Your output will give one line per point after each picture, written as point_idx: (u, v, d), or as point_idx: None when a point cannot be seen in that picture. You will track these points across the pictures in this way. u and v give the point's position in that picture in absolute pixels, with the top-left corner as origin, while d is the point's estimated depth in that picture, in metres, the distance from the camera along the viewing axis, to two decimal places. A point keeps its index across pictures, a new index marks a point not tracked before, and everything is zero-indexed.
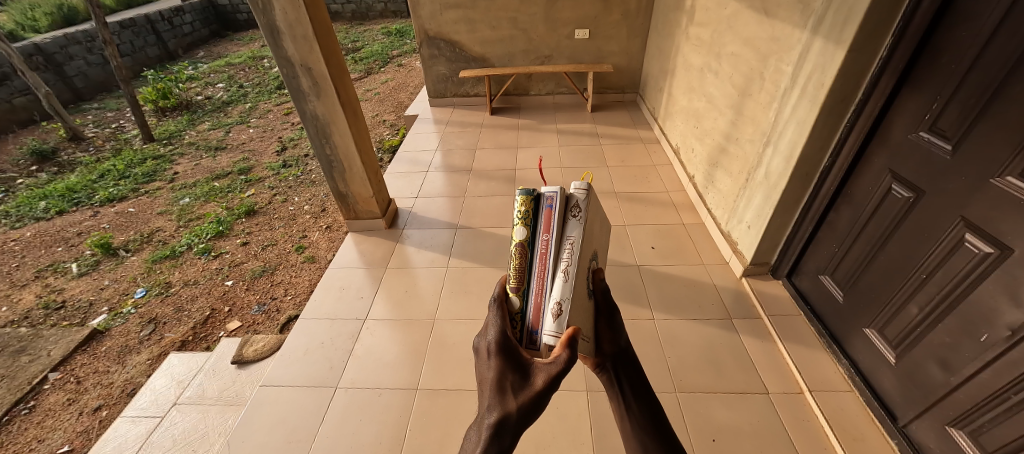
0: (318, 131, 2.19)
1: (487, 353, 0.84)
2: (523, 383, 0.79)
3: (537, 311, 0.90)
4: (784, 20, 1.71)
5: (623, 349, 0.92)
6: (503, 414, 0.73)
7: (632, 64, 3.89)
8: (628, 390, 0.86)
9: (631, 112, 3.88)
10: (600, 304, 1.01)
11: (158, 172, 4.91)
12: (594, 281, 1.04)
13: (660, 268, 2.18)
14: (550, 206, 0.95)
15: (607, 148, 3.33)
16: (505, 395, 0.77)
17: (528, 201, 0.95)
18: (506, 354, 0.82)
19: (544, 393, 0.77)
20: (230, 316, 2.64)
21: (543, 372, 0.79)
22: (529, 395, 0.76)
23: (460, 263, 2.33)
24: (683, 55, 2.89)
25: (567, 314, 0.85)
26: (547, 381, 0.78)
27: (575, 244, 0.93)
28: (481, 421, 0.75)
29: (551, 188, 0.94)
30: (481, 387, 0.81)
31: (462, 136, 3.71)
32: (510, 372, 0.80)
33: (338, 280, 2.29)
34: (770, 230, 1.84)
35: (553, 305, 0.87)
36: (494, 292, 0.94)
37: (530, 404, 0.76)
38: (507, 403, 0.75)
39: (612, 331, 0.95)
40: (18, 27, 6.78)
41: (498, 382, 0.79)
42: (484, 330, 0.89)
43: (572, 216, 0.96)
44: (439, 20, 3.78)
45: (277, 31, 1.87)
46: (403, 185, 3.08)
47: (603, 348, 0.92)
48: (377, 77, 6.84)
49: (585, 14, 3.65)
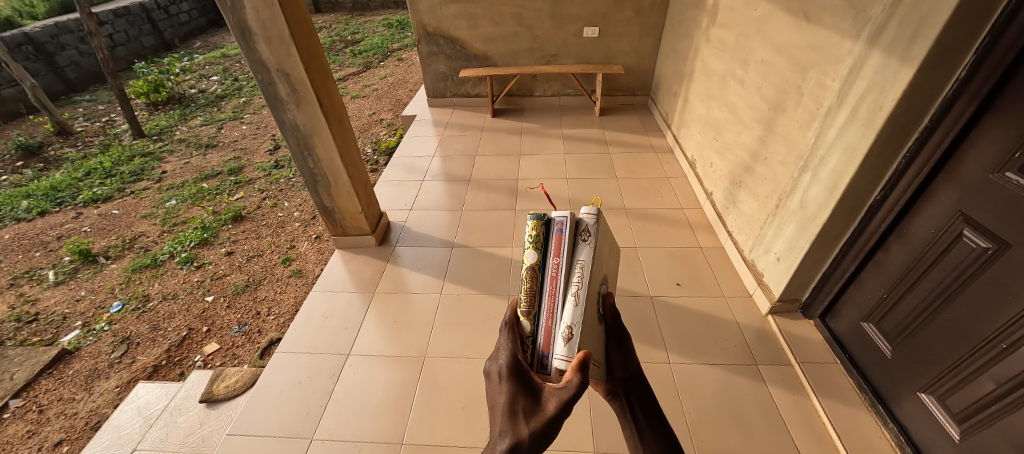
0: (299, 142, 1.96)
1: (499, 377, 0.88)
2: (536, 409, 0.82)
3: (548, 335, 0.94)
4: (829, 28, 1.47)
5: (634, 374, 0.96)
6: (514, 440, 0.77)
7: (644, 65, 3.63)
8: (641, 417, 0.87)
9: (641, 116, 3.64)
10: (611, 327, 1.04)
11: (146, 171, 4.73)
12: (605, 306, 1.09)
13: (676, 302, 1.96)
14: (561, 230, 0.99)
15: (616, 157, 3.10)
16: (517, 420, 0.81)
17: (539, 226, 0.99)
18: (518, 379, 0.87)
19: (555, 418, 0.81)
20: (208, 337, 2.45)
21: (555, 398, 0.83)
22: (540, 422, 0.80)
23: (455, 289, 2.12)
24: (701, 59, 2.63)
25: (577, 339, 0.88)
26: (558, 408, 0.81)
27: (585, 268, 0.97)
28: (494, 446, 0.80)
29: (560, 214, 0.98)
30: (494, 411, 0.86)
31: (462, 140, 3.48)
32: (522, 397, 0.84)
33: (321, 306, 2.09)
34: (803, 266, 1.64)
35: (564, 329, 0.91)
36: (505, 316, 0.98)
37: (541, 429, 0.80)
38: (519, 430, 0.79)
39: (623, 355, 0.98)
40: (15, 13, 6.59)
41: (510, 406, 0.83)
42: (496, 354, 0.93)
43: (582, 241, 1.00)
44: (437, 15, 3.53)
45: (249, 32, 1.63)
46: (396, 195, 2.85)
47: (615, 373, 0.96)
48: (376, 72, 6.64)
49: (594, 11, 3.39)
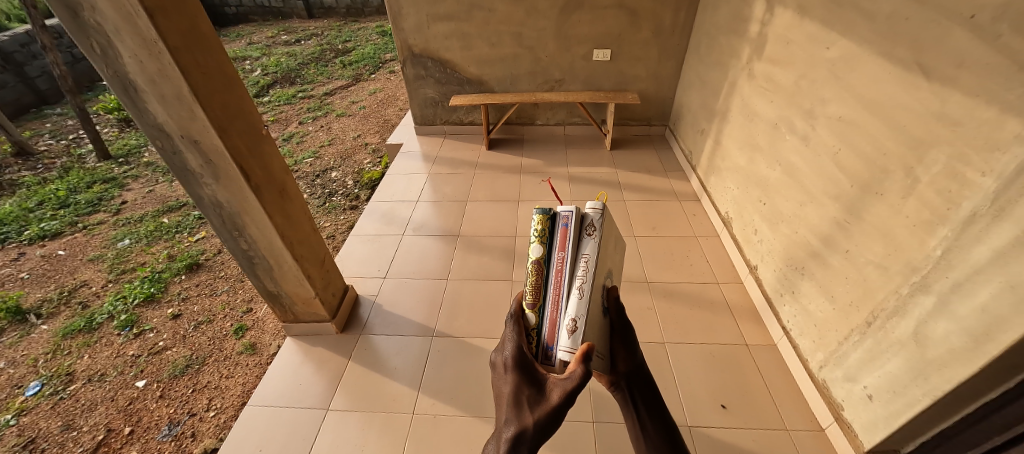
0: (225, 222, 1.48)
1: (506, 368, 0.93)
2: (540, 399, 0.88)
3: (553, 328, 0.97)
4: (974, 95, 0.99)
5: (637, 368, 1.02)
6: (521, 428, 0.83)
7: (662, 92, 3.15)
8: (642, 410, 0.96)
9: (658, 151, 3.17)
10: (615, 323, 1.08)
11: (104, 200, 4.27)
12: (608, 299, 1.11)
13: (723, 437, 1.47)
14: (566, 225, 1.01)
15: (633, 207, 2.61)
16: (523, 409, 0.86)
17: (545, 220, 1.02)
18: (523, 370, 0.91)
19: (559, 407, 0.86)
20: (130, 443, 1.98)
21: (558, 388, 0.87)
22: (544, 410, 0.86)
23: (432, 403, 1.65)
24: (740, 97, 2.15)
25: (581, 330, 0.92)
26: (561, 397, 0.86)
27: (589, 262, 0.99)
28: (502, 434, 0.85)
29: (566, 208, 0.99)
30: (500, 400, 0.91)
31: (452, 180, 3.01)
32: (527, 387, 0.89)
33: (259, 428, 1.61)
34: (916, 422, 1.15)
35: (568, 322, 0.94)
36: (511, 308, 1.01)
37: (545, 417, 0.85)
38: (525, 418, 0.85)
39: (627, 350, 1.04)
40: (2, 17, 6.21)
41: (516, 397, 0.87)
42: (501, 345, 0.97)
43: (588, 235, 1.01)
44: (425, 35, 3.06)
45: (133, 87, 1.15)
46: (370, 256, 2.38)
47: (619, 366, 1.02)
48: (366, 86, 6.19)
49: (606, 31, 2.91)
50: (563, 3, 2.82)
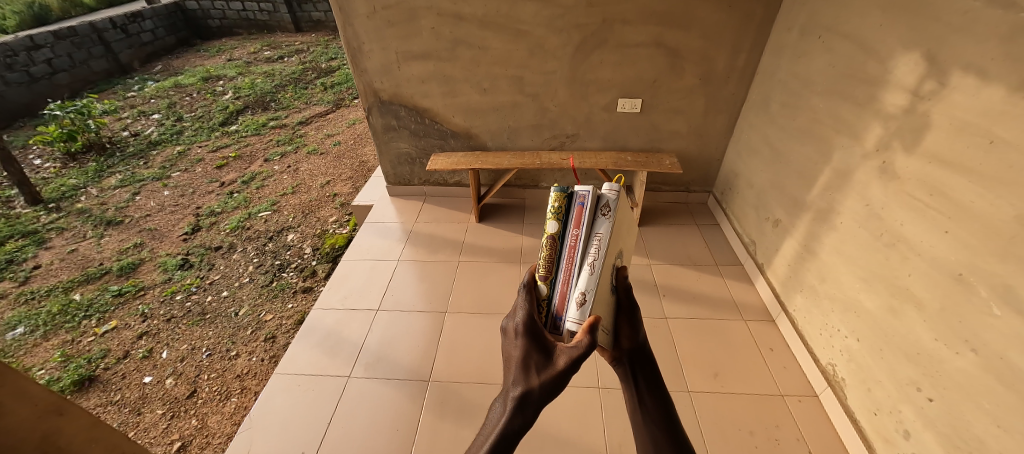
0: None
1: (515, 333, 0.81)
2: (547, 363, 0.76)
3: (563, 299, 0.90)
4: None
5: (641, 346, 0.89)
6: (527, 389, 0.72)
7: (706, 152, 2.40)
8: (643, 384, 0.82)
9: (701, 230, 2.40)
10: (621, 301, 0.95)
11: (11, 263, 3.42)
12: (617, 278, 0.98)
13: None
14: (582, 204, 0.91)
15: (682, 334, 1.82)
16: (529, 371, 0.74)
17: (562, 197, 0.92)
18: (532, 335, 0.80)
19: (567, 374, 0.75)
20: None
21: (566, 354, 0.77)
22: (552, 374, 0.74)
23: None
24: (860, 200, 1.39)
25: (590, 304, 0.85)
26: (570, 362, 0.75)
27: (603, 241, 0.90)
28: (506, 396, 0.74)
29: (584, 187, 0.90)
30: (507, 365, 0.79)
31: (429, 273, 2.23)
32: (536, 352, 0.77)
33: None
34: None
35: (577, 294, 0.87)
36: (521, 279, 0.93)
37: (553, 381, 0.74)
38: (530, 380, 0.73)
39: (632, 326, 0.90)
40: None
41: (522, 360, 0.76)
42: (512, 311, 0.86)
43: (603, 215, 0.91)
44: (395, 77, 2.32)
45: None
46: (298, 421, 1.59)
47: (622, 343, 0.89)
48: (346, 114, 5.52)
49: (637, 75, 2.16)
50: (580, 39, 2.08)
